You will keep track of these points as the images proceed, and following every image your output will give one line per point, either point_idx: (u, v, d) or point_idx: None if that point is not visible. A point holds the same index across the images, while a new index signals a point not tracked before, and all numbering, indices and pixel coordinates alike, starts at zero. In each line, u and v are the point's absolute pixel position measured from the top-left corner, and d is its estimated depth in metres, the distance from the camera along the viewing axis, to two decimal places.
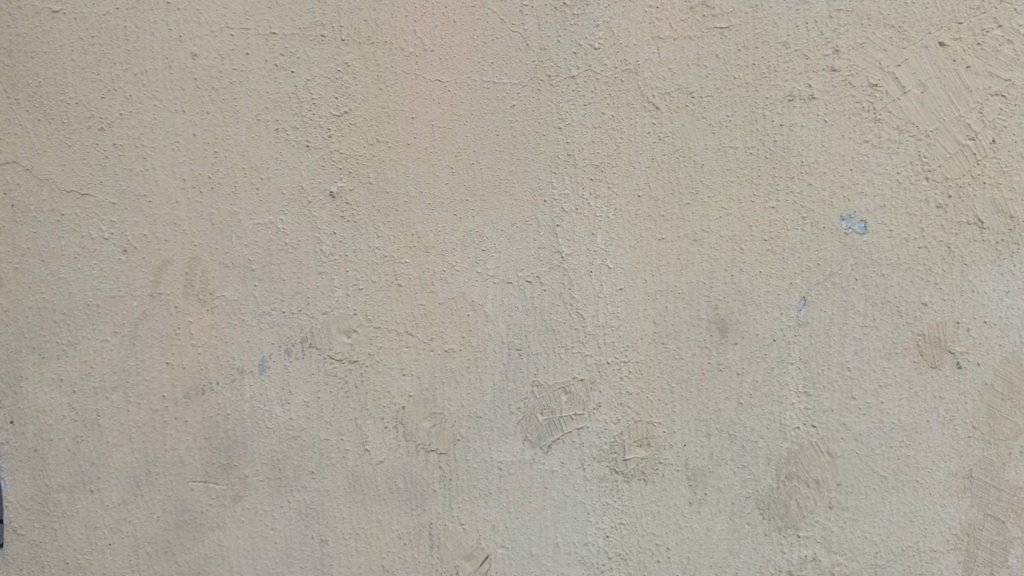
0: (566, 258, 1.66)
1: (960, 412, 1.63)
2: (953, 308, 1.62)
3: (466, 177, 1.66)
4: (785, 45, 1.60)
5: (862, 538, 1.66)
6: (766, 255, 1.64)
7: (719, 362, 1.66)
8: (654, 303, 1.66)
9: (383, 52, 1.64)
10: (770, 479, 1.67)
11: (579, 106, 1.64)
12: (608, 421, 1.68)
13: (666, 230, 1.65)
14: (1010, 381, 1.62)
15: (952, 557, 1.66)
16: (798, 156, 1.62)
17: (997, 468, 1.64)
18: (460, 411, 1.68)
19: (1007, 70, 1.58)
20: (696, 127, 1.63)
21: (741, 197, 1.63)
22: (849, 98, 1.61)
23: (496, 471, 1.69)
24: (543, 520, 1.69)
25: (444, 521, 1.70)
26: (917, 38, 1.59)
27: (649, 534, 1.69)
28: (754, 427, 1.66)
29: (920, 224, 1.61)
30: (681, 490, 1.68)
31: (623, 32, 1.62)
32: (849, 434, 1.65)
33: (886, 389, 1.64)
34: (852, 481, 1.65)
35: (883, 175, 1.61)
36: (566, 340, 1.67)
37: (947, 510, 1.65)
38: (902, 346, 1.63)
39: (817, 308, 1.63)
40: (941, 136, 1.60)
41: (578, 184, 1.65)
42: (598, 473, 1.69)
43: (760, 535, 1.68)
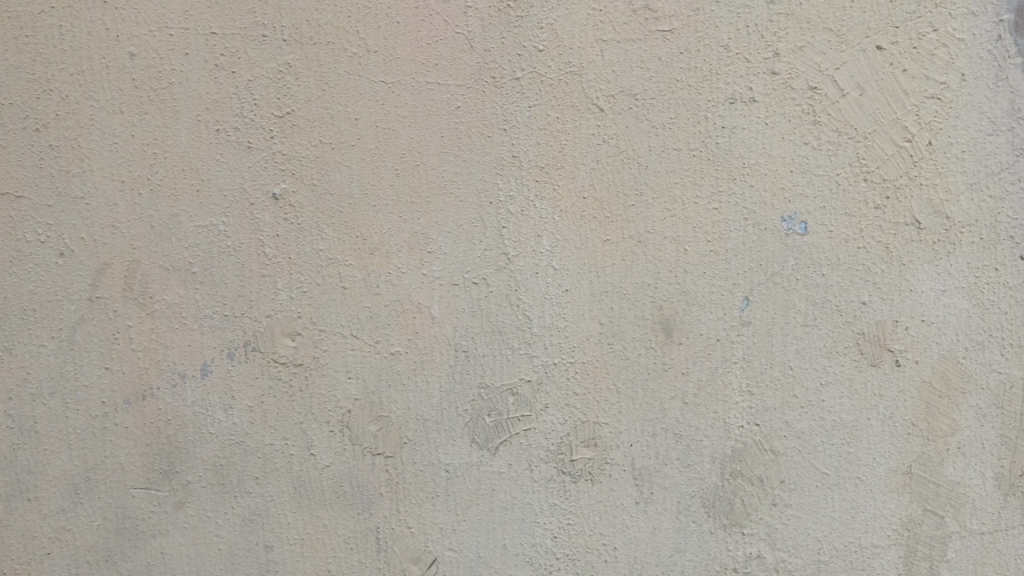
0: (512, 260, 1.66)
1: (899, 409, 1.66)
2: (891, 307, 1.64)
3: (411, 178, 1.65)
4: (726, 48, 1.62)
5: (805, 534, 1.68)
6: (709, 255, 1.65)
7: (664, 362, 1.67)
8: (600, 304, 1.67)
9: (326, 52, 1.63)
10: (715, 477, 1.68)
11: (524, 108, 1.64)
12: (554, 423, 1.68)
13: (612, 232, 1.66)
14: (947, 377, 1.65)
15: (892, 552, 1.68)
16: (741, 157, 1.64)
17: (936, 464, 1.66)
18: (407, 413, 1.68)
19: (942, 73, 1.61)
20: (640, 130, 1.64)
21: (685, 199, 1.65)
22: (789, 100, 1.63)
23: (444, 473, 1.69)
24: (491, 522, 1.69)
25: (391, 524, 1.69)
26: (855, 41, 1.62)
27: (597, 534, 1.70)
28: (699, 425, 1.68)
29: (860, 224, 1.64)
30: (628, 489, 1.69)
31: (567, 33, 1.63)
32: (791, 432, 1.67)
33: (828, 387, 1.66)
34: (795, 479, 1.68)
35: (823, 177, 1.64)
36: (513, 342, 1.67)
37: (888, 506, 1.68)
38: (842, 345, 1.65)
39: (760, 308, 1.66)
40: (880, 137, 1.63)
41: (524, 186, 1.65)
42: (546, 473, 1.69)
43: (706, 532, 1.69)
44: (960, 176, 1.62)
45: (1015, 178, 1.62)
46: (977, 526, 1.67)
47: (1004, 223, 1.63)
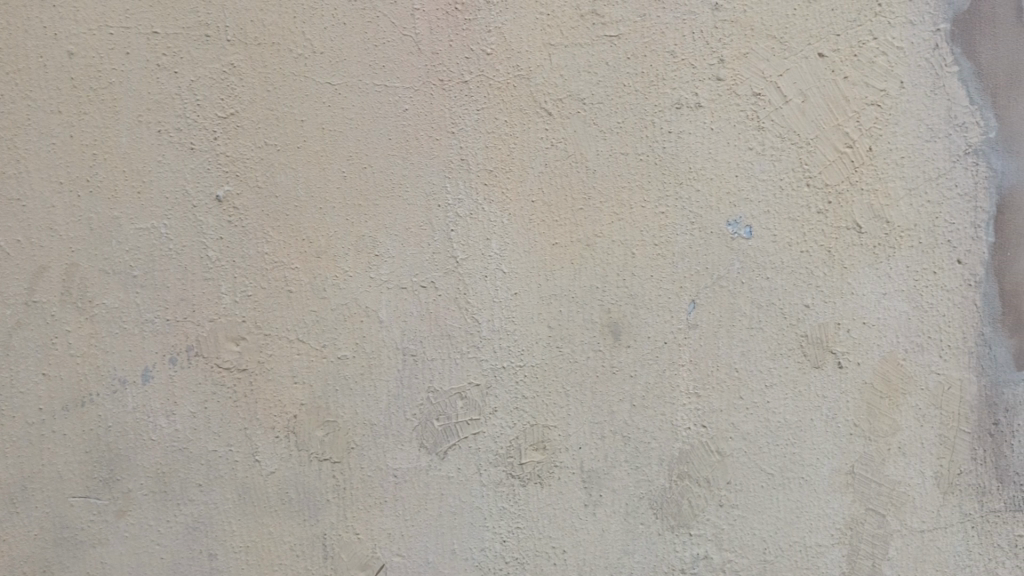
0: (461, 263, 1.65)
1: (841, 410, 1.69)
2: (834, 309, 1.67)
3: (358, 181, 1.64)
4: (672, 54, 1.64)
5: (751, 535, 1.71)
6: (657, 259, 1.67)
7: (612, 365, 1.68)
8: (549, 307, 1.67)
9: (271, 53, 1.61)
10: (663, 479, 1.70)
11: (472, 111, 1.63)
12: (503, 426, 1.68)
13: (560, 235, 1.66)
14: (889, 379, 1.68)
15: (836, 551, 1.71)
16: (687, 162, 1.66)
17: (877, 463, 1.69)
18: (355, 418, 1.66)
19: (882, 81, 1.65)
20: (588, 134, 1.65)
21: (632, 203, 1.66)
22: (734, 106, 1.65)
23: (392, 478, 1.67)
24: (439, 527, 1.68)
25: (338, 531, 1.67)
26: (798, 48, 1.65)
27: (546, 538, 1.70)
28: (647, 428, 1.69)
29: (803, 228, 1.67)
30: (577, 492, 1.70)
31: (515, 37, 1.63)
32: (737, 433, 1.69)
33: (772, 389, 1.69)
34: (741, 479, 1.70)
35: (767, 182, 1.66)
36: (461, 345, 1.66)
37: (831, 506, 1.70)
38: (786, 347, 1.68)
39: (707, 311, 1.68)
40: (822, 143, 1.66)
41: (472, 189, 1.65)
42: (495, 477, 1.68)
43: (654, 534, 1.70)
44: (900, 181, 1.66)
45: (952, 184, 1.66)
46: (918, 525, 1.70)
47: (941, 227, 1.66)
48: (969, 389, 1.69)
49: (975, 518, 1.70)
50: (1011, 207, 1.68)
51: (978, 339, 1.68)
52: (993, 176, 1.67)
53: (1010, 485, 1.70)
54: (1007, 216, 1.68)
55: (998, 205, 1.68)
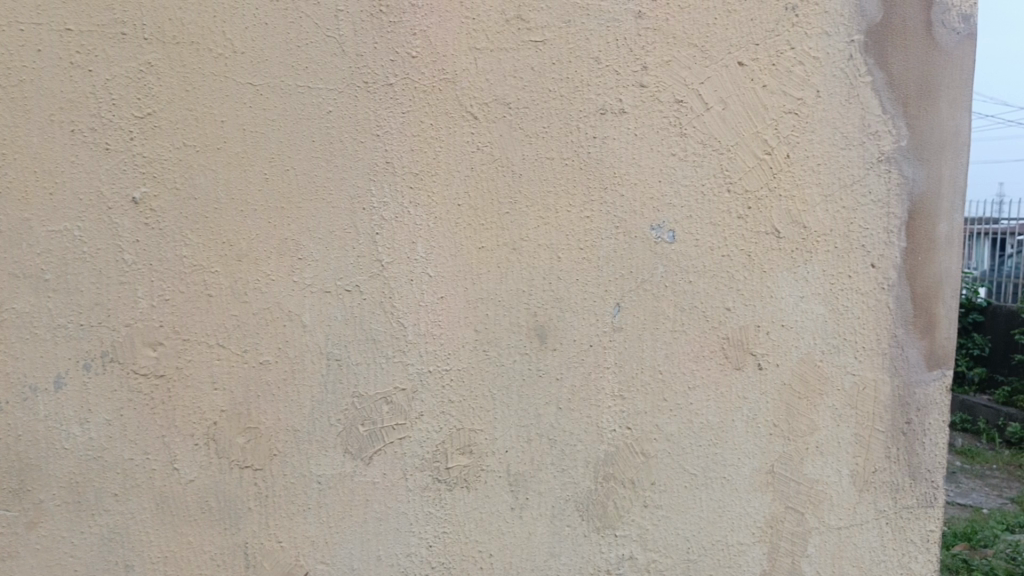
0: (386, 267, 1.64)
1: (761, 411, 1.73)
2: (753, 312, 1.72)
3: (280, 183, 1.61)
4: (596, 60, 1.66)
5: (674, 535, 1.73)
6: (582, 263, 1.69)
7: (538, 368, 1.69)
8: (475, 311, 1.67)
9: (190, 53, 1.58)
10: (589, 481, 1.71)
11: (396, 114, 1.63)
12: (429, 431, 1.67)
13: (486, 239, 1.66)
14: (805, 380, 1.73)
15: (757, 549, 1.75)
16: (611, 167, 1.68)
17: (795, 462, 1.74)
18: (277, 424, 1.64)
19: (799, 90, 1.69)
20: (513, 138, 1.66)
21: (557, 207, 1.67)
22: (657, 112, 1.68)
23: (315, 485, 1.66)
24: (364, 533, 1.67)
25: (260, 539, 1.65)
26: (719, 57, 1.68)
27: (473, 542, 1.70)
28: (572, 431, 1.70)
29: (724, 233, 1.70)
30: (504, 496, 1.70)
31: (440, 41, 1.62)
32: (661, 435, 1.72)
33: (695, 390, 1.72)
34: (664, 480, 1.72)
35: (689, 188, 1.69)
36: (387, 350, 1.65)
37: (752, 505, 1.74)
38: (708, 350, 1.71)
39: (631, 314, 1.70)
40: (741, 150, 1.69)
41: (398, 193, 1.64)
42: (421, 482, 1.68)
43: (580, 536, 1.72)
44: (816, 188, 1.71)
45: (866, 191, 1.71)
46: (836, 522, 1.75)
47: (856, 232, 1.72)
48: (882, 390, 1.73)
49: (889, 515, 1.75)
50: (921, 213, 1.72)
51: (891, 341, 1.73)
52: (905, 183, 1.71)
53: (922, 482, 1.75)
54: (918, 222, 1.72)
55: (909, 211, 1.72)
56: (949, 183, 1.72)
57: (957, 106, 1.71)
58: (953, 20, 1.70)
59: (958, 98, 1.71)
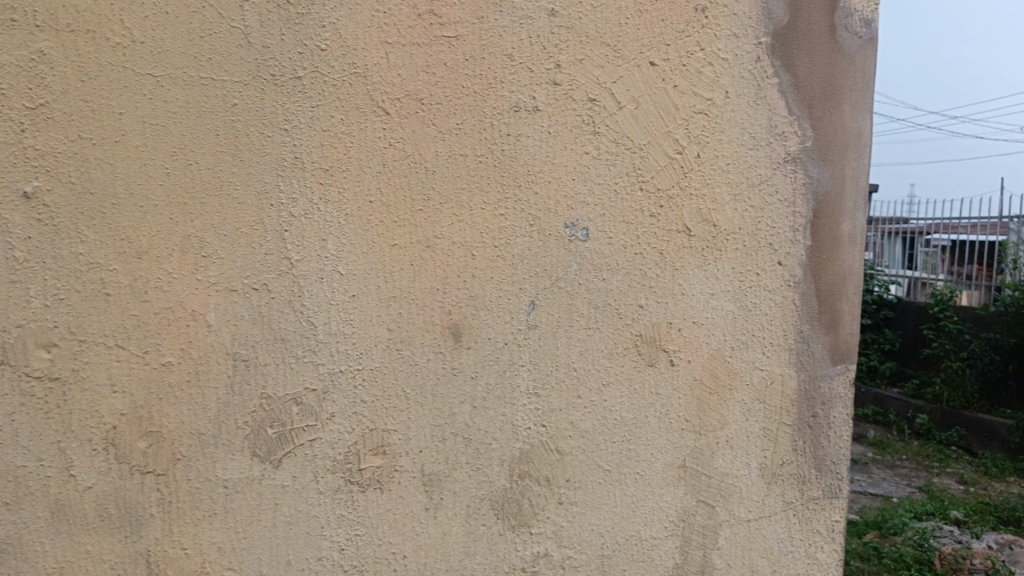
0: (295, 265, 1.60)
1: (673, 407, 1.75)
2: (665, 309, 1.74)
3: (183, 178, 1.56)
4: (510, 57, 1.65)
5: (589, 531, 1.74)
6: (496, 261, 1.68)
7: (452, 366, 1.68)
8: (388, 310, 1.64)
9: (86, 41, 1.51)
10: (504, 479, 1.71)
11: (306, 108, 1.59)
12: (341, 432, 1.64)
13: (399, 236, 1.64)
14: (715, 375, 1.76)
15: (670, 543, 1.77)
16: (525, 165, 1.67)
17: (706, 457, 1.77)
18: (181, 428, 1.59)
19: (709, 90, 1.72)
20: (426, 135, 1.64)
21: (471, 204, 1.66)
22: (570, 111, 1.68)
23: (222, 489, 1.61)
24: (273, 538, 1.63)
25: (163, 546, 1.60)
26: (631, 56, 1.70)
27: (386, 544, 1.67)
28: (487, 429, 1.69)
29: (636, 231, 1.72)
30: (418, 496, 1.68)
31: (350, 34, 1.59)
32: (575, 432, 1.72)
33: (609, 387, 1.73)
34: (579, 477, 1.73)
35: (602, 186, 1.70)
36: (296, 349, 1.61)
37: (665, 499, 1.76)
38: (621, 346, 1.73)
39: (546, 312, 1.70)
40: (653, 149, 1.71)
41: (307, 189, 1.60)
42: (332, 484, 1.64)
43: (495, 535, 1.71)
44: (725, 187, 1.74)
45: (773, 190, 1.75)
46: (745, 514, 1.79)
47: (763, 230, 1.76)
48: (789, 384, 1.78)
49: (796, 506, 1.80)
50: (825, 212, 1.77)
51: (797, 338, 1.78)
52: (810, 183, 1.76)
53: (828, 474, 1.80)
54: (823, 221, 1.77)
55: (814, 210, 1.76)
56: (852, 183, 1.77)
57: (859, 108, 1.76)
58: (856, 24, 1.75)
59: (860, 100, 1.76)
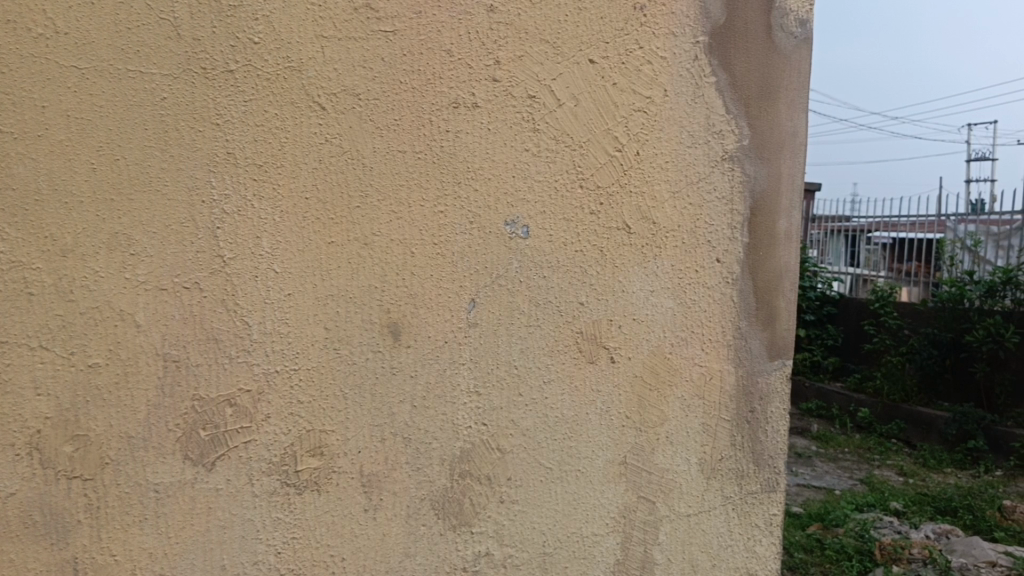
0: (228, 263, 1.56)
1: (614, 404, 1.76)
2: (606, 306, 1.74)
3: (110, 174, 1.52)
4: (448, 53, 1.64)
5: (531, 529, 1.74)
6: (436, 259, 1.66)
7: (392, 366, 1.65)
8: (325, 309, 1.61)
9: (7, 33, 1.48)
10: (444, 479, 1.69)
11: (238, 102, 1.55)
12: (277, 433, 1.61)
13: (336, 233, 1.61)
14: (656, 371, 1.78)
15: (611, 540, 1.78)
16: (464, 161, 1.66)
17: (646, 453, 1.78)
18: (109, 431, 1.55)
19: (647, 88, 1.73)
20: (363, 131, 1.61)
21: (410, 202, 1.64)
22: (509, 107, 1.67)
23: (152, 494, 1.57)
24: (207, 542, 1.59)
25: (92, 553, 1.55)
26: (570, 54, 1.69)
27: (324, 546, 1.65)
28: (427, 429, 1.68)
29: (576, 229, 1.72)
30: (357, 497, 1.66)
31: (284, 27, 1.56)
32: (517, 430, 1.72)
33: (549, 385, 1.73)
34: (520, 475, 1.73)
35: (543, 183, 1.70)
36: (230, 350, 1.58)
37: (606, 496, 1.77)
38: (562, 344, 1.73)
39: (486, 310, 1.69)
40: (593, 146, 1.71)
41: (240, 185, 1.56)
42: (268, 487, 1.61)
43: (436, 535, 1.70)
44: (664, 184, 1.75)
45: (711, 188, 1.77)
46: (685, 510, 1.80)
47: (702, 228, 1.77)
48: (727, 380, 1.80)
49: (735, 500, 1.83)
50: (762, 210, 1.79)
51: (736, 334, 1.80)
52: (747, 181, 1.78)
53: (765, 468, 1.82)
54: (760, 218, 1.79)
55: (751, 208, 1.79)
56: (787, 181, 1.80)
57: (795, 107, 1.79)
58: (791, 24, 1.77)
59: (796, 100, 1.79)
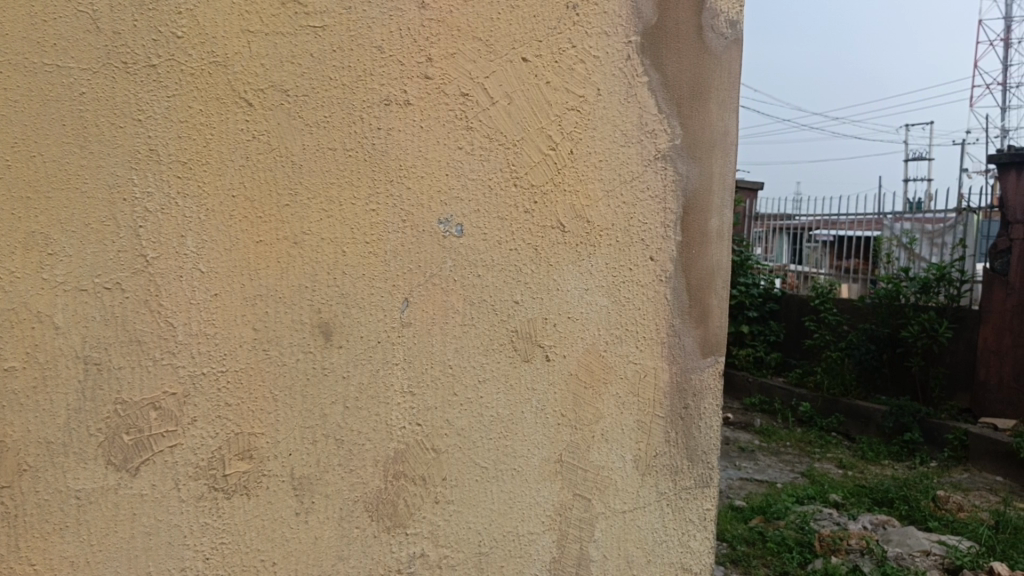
0: (151, 262, 1.53)
1: (549, 402, 1.76)
2: (541, 305, 1.75)
3: (25, 171, 1.48)
4: (379, 49, 1.61)
5: (466, 529, 1.73)
6: (368, 258, 1.63)
7: (323, 367, 1.63)
8: (253, 309, 1.58)
9: None
10: (378, 480, 1.67)
11: (161, 98, 1.51)
12: (204, 437, 1.57)
13: (264, 232, 1.58)
14: (591, 369, 1.78)
15: (547, 538, 1.78)
16: (396, 159, 1.64)
17: (582, 451, 1.79)
18: (27, 437, 1.50)
19: (581, 87, 1.73)
20: (292, 128, 1.58)
21: (340, 200, 1.61)
22: (442, 105, 1.66)
23: (74, 501, 1.53)
24: (131, 550, 1.55)
25: (9, 563, 1.52)
26: (503, 52, 1.69)
27: (254, 551, 1.62)
28: (360, 430, 1.65)
29: (511, 227, 1.72)
30: (288, 501, 1.63)
31: (208, 21, 1.52)
32: (451, 430, 1.71)
33: (484, 384, 1.72)
34: (455, 475, 1.72)
35: (476, 182, 1.69)
36: (154, 352, 1.54)
37: (542, 494, 1.77)
38: (497, 343, 1.72)
39: (420, 310, 1.68)
40: (526, 145, 1.71)
41: (163, 182, 1.52)
42: (196, 492, 1.58)
43: (369, 537, 1.68)
44: (598, 183, 1.76)
45: (644, 187, 1.78)
46: (620, 506, 1.82)
47: (635, 226, 1.79)
48: (661, 377, 1.82)
49: (669, 496, 1.85)
50: (694, 209, 1.81)
51: (669, 331, 1.81)
52: (679, 180, 1.80)
53: (699, 463, 1.86)
54: (692, 217, 1.81)
55: (683, 207, 1.81)
56: (718, 180, 1.82)
57: (725, 107, 1.81)
58: (721, 25, 1.80)
59: (726, 100, 1.81)
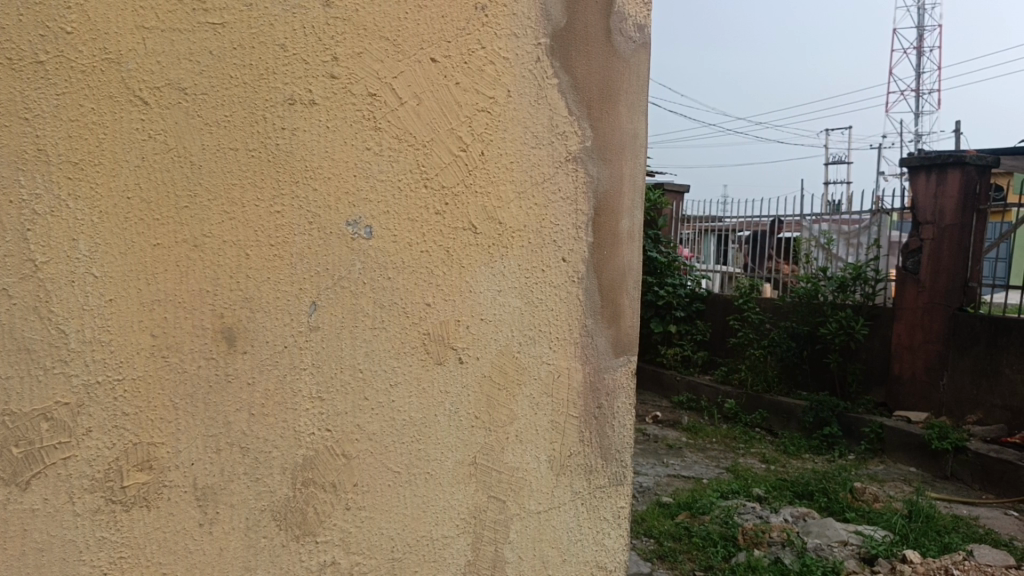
0: (40, 268, 1.47)
1: (461, 404, 1.75)
2: (453, 307, 1.73)
3: None
4: (282, 47, 1.58)
5: (378, 535, 1.71)
6: (273, 261, 1.59)
7: (227, 373, 1.58)
8: (151, 315, 1.53)
9: None
10: (286, 488, 1.64)
11: (49, 96, 1.45)
12: (100, 448, 1.51)
13: (162, 235, 1.53)
14: (504, 370, 1.78)
15: (461, 541, 1.77)
16: (302, 160, 1.60)
17: (496, 452, 1.79)
18: None
19: (491, 88, 1.73)
20: (191, 127, 1.53)
21: (243, 202, 1.57)
22: (349, 105, 1.63)
23: None
24: (22, 567, 1.49)
25: None
26: (410, 52, 1.67)
27: (154, 565, 1.57)
28: (267, 437, 1.61)
29: (421, 229, 1.70)
30: (191, 512, 1.58)
31: (100, 16, 1.47)
32: (363, 435, 1.68)
33: (395, 388, 1.70)
34: (366, 481, 1.69)
35: (385, 183, 1.67)
36: (44, 360, 1.47)
37: (455, 497, 1.76)
38: (408, 346, 1.71)
39: (328, 313, 1.64)
40: (436, 146, 1.70)
41: (52, 183, 1.46)
42: (92, 505, 1.52)
43: (278, 546, 1.64)
44: (509, 184, 1.76)
45: (555, 188, 1.79)
46: (535, 507, 1.82)
47: (547, 228, 1.79)
48: (575, 377, 1.83)
49: (584, 496, 1.87)
50: (605, 210, 1.83)
51: (582, 331, 1.83)
52: (590, 182, 1.82)
53: (613, 463, 1.90)
54: (603, 218, 1.84)
55: (595, 208, 1.83)
56: (628, 182, 1.85)
57: (634, 110, 1.84)
58: (629, 29, 1.82)
59: (635, 103, 1.84)
